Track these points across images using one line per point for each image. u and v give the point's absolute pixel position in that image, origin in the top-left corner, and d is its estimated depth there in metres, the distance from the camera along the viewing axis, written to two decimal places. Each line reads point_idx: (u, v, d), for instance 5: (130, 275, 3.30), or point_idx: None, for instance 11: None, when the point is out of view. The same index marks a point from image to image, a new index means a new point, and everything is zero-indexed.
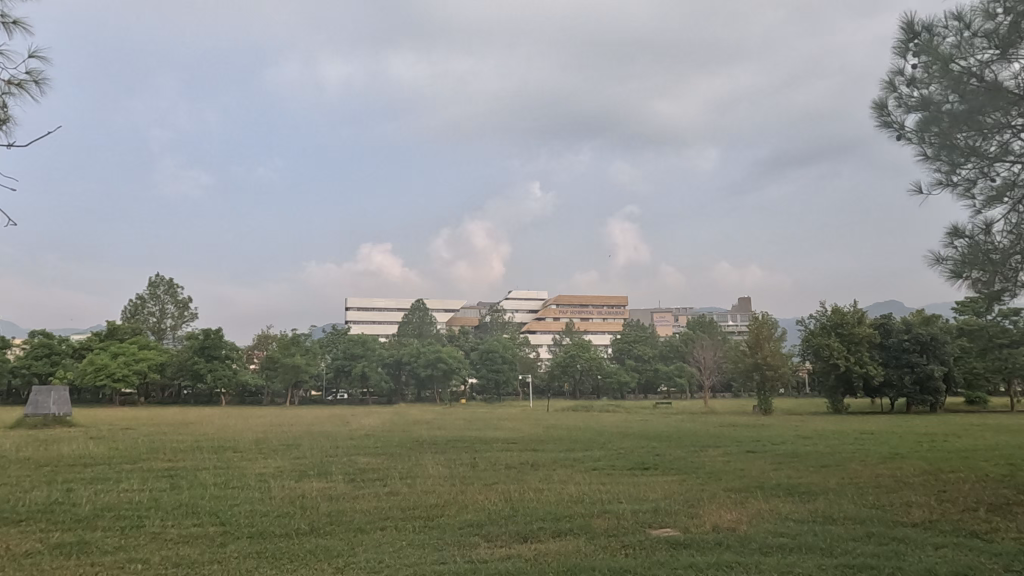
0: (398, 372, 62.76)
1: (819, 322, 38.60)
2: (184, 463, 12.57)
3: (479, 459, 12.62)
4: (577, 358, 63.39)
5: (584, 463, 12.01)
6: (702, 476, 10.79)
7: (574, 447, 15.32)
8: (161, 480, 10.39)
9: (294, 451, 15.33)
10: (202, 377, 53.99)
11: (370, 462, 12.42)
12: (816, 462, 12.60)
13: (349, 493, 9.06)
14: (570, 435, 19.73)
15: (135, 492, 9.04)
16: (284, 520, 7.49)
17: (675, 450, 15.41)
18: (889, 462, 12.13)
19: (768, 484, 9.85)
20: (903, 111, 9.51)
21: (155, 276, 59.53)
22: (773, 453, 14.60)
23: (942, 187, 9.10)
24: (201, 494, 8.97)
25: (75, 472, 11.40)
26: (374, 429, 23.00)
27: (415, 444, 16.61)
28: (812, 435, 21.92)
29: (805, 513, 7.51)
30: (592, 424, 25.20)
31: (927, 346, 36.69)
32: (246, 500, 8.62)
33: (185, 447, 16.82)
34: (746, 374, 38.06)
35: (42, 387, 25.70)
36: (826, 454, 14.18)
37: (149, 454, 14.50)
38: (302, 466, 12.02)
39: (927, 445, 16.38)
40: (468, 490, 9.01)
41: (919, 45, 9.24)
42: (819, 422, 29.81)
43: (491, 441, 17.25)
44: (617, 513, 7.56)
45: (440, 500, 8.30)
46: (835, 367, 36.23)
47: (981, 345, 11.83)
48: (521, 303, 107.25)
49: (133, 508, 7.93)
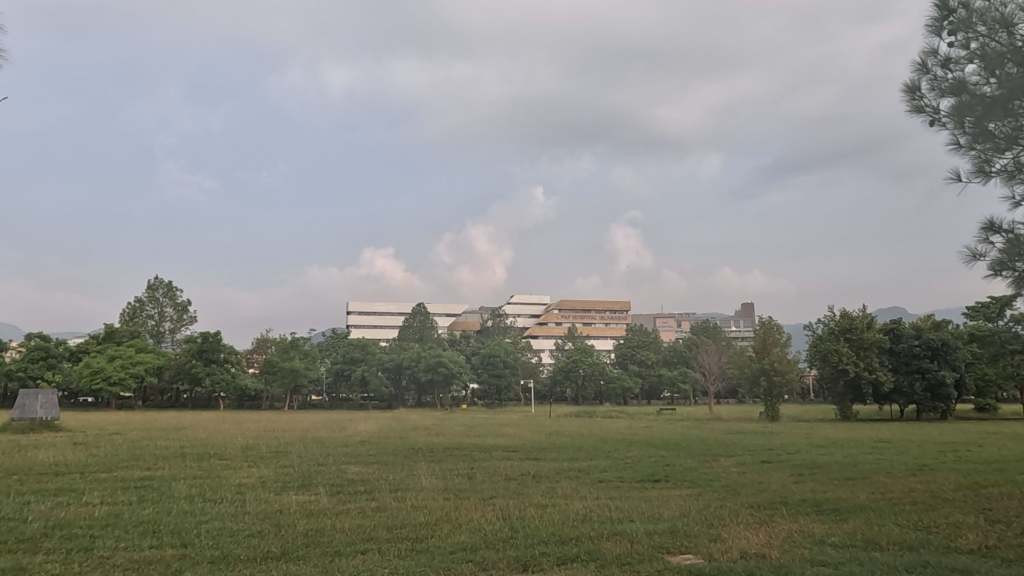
0: (398, 377, 61.84)
1: (828, 327, 37.67)
2: (163, 473, 11.76)
3: (477, 470, 11.73)
4: (580, 363, 62.48)
5: (590, 474, 11.14)
6: (717, 489, 9.96)
7: (578, 455, 14.46)
8: (129, 492, 9.52)
9: (281, 459, 14.42)
10: (200, 381, 53.21)
11: (360, 472, 11.54)
12: (840, 473, 11.71)
13: (331, 508, 8.22)
14: (573, 442, 18.86)
15: (96, 507, 8.18)
16: (254, 541, 6.61)
17: (685, 459, 14.50)
18: (919, 475, 11.22)
19: (793, 499, 8.98)
20: (937, 94, 8.81)
21: (154, 278, 58.76)
22: (791, 463, 13.69)
23: (978, 176, 8.32)
24: (169, 510, 8.11)
25: (42, 483, 10.55)
26: (372, 436, 22.33)
27: (410, 452, 15.72)
28: (826, 443, 20.99)
29: (843, 535, 6.66)
30: (595, 431, 24.50)
31: (938, 352, 35.80)
32: (219, 516, 7.78)
33: (167, 453, 15.94)
34: (752, 380, 37.05)
35: (30, 391, 24.98)
36: (848, 464, 13.34)
37: (128, 462, 13.70)
38: (287, 476, 11.20)
39: (951, 455, 15.46)
40: (462, 506, 8.18)
41: (955, 22, 8.51)
42: (830, 428, 29.03)
43: (489, 448, 16.45)
44: (629, 535, 6.69)
45: (433, 518, 7.49)
46: (844, 372, 35.26)
47: (995, 353, 11.08)
48: (522, 308, 106.61)
49: (89, 526, 7.13)
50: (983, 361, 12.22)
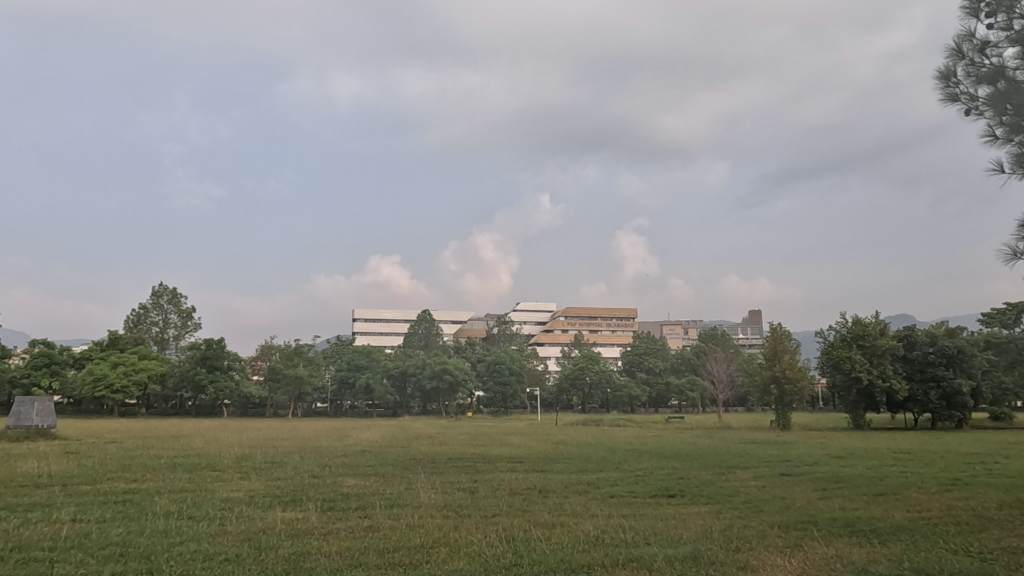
0: (403, 384, 61.17)
1: (839, 334, 36.73)
2: (150, 486, 11.11)
3: (479, 483, 11.03)
4: (587, 371, 61.50)
5: (600, 489, 10.41)
6: (739, 506, 9.24)
7: (587, 467, 13.72)
8: (106, 507, 8.87)
9: (275, 469, 13.79)
10: (203, 388, 52.71)
11: (355, 485, 10.84)
12: (868, 488, 10.94)
13: (320, 527, 7.56)
14: (581, 453, 18.18)
15: (64, 525, 7.52)
16: (228, 567, 5.94)
17: (699, 471, 13.75)
18: (954, 491, 10.42)
19: (822, 518, 8.25)
20: (973, 81, 8.09)
21: (159, 285, 58.55)
22: (813, 476, 12.91)
23: (1015, 167, 7.63)
24: (142, 528, 7.44)
25: (21, 496, 9.96)
26: (373, 445, 21.64)
27: (411, 463, 15.06)
28: (845, 454, 20.11)
29: (887, 563, 5.94)
30: (603, 440, 23.75)
31: (953, 359, 34.79)
32: (195, 536, 7.11)
33: (157, 463, 15.28)
34: (763, 388, 36.08)
35: (25, 398, 24.39)
36: (873, 477, 12.59)
37: (116, 473, 13.04)
38: (278, 490, 10.54)
39: (980, 467, 14.67)
40: (461, 526, 7.48)
41: (993, 2, 7.78)
42: (846, 439, 28.08)
43: (493, 459, 15.74)
44: (647, 562, 5.97)
45: (429, 539, 6.82)
46: (857, 380, 34.32)
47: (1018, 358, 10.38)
48: (528, 315, 106.07)
49: (50, 548, 6.47)
50: (998, 369, 11.62)
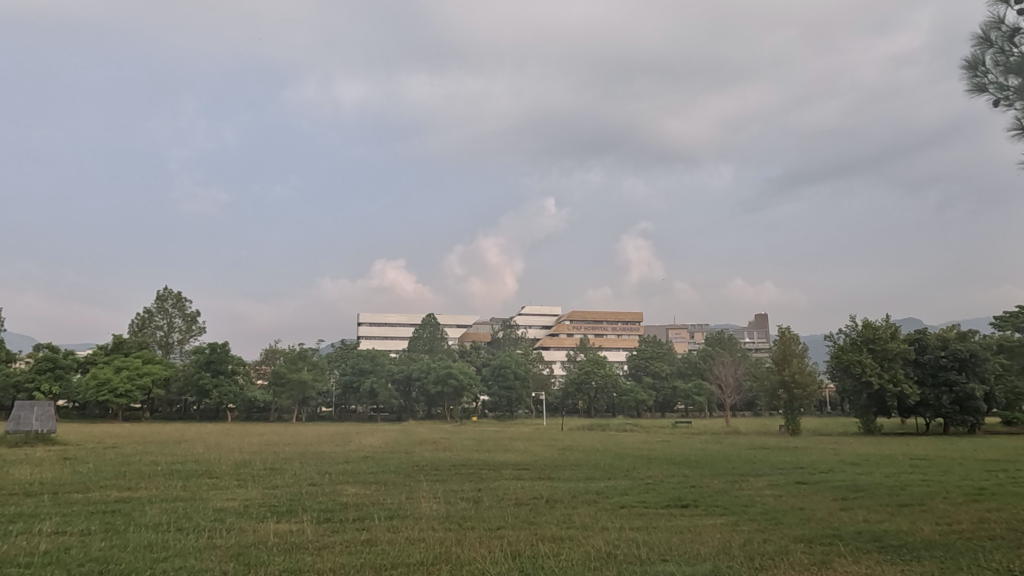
0: (408, 389, 60.78)
1: (849, 337, 36.08)
2: (143, 494, 10.73)
3: (483, 492, 10.55)
4: (592, 375, 61.05)
5: (610, 498, 9.96)
6: (757, 518, 8.76)
7: (595, 475, 13.27)
8: (93, 519, 8.46)
9: (275, 477, 13.42)
10: (207, 393, 52.45)
11: (354, 495, 10.43)
12: (891, 498, 10.42)
13: (316, 541, 7.15)
14: (588, 459, 17.75)
15: (46, 539, 7.14)
16: None
17: (710, 479, 13.26)
18: (981, 501, 9.89)
19: (846, 531, 7.78)
20: (1003, 70, 7.61)
21: (164, 289, 58.41)
22: (831, 485, 12.34)
23: None
24: (127, 542, 7.04)
25: (7, 505, 9.59)
26: (376, 451, 21.26)
27: (413, 469, 14.68)
28: (859, 460, 19.57)
29: None
30: (611, 445, 23.26)
31: (966, 363, 34.03)
32: (182, 551, 6.70)
33: (154, 470, 14.95)
34: (771, 393, 35.35)
35: (25, 402, 24.13)
36: (894, 486, 12.02)
37: (110, 480, 12.67)
38: (275, 499, 10.15)
39: (1001, 475, 14.15)
40: (464, 540, 7.06)
41: None
42: (857, 444, 27.49)
43: (498, 466, 15.32)
44: None
45: (429, 555, 6.38)
46: (868, 385, 33.65)
47: None
48: (533, 319, 105.66)
49: (26, 565, 6.08)
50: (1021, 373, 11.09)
